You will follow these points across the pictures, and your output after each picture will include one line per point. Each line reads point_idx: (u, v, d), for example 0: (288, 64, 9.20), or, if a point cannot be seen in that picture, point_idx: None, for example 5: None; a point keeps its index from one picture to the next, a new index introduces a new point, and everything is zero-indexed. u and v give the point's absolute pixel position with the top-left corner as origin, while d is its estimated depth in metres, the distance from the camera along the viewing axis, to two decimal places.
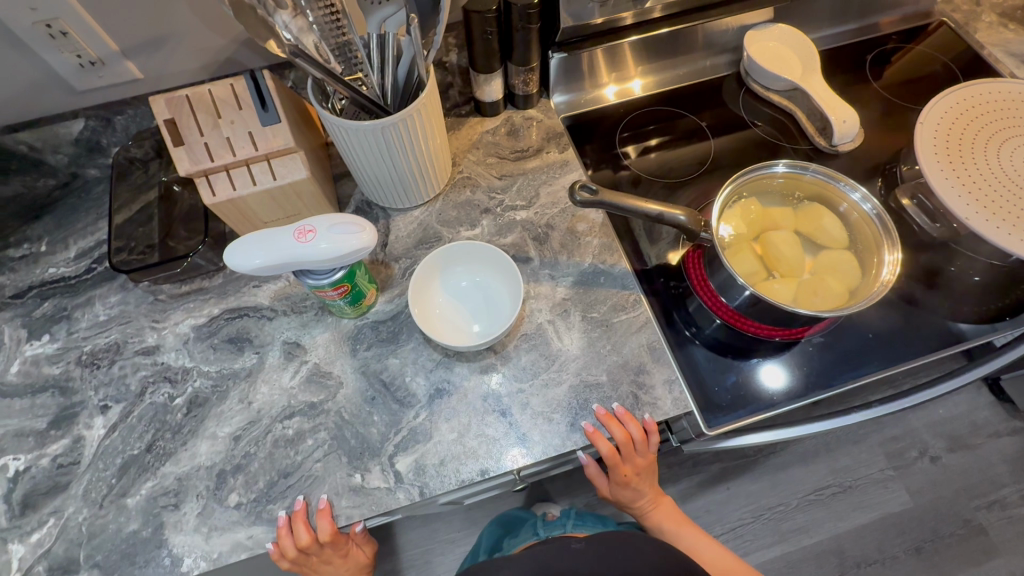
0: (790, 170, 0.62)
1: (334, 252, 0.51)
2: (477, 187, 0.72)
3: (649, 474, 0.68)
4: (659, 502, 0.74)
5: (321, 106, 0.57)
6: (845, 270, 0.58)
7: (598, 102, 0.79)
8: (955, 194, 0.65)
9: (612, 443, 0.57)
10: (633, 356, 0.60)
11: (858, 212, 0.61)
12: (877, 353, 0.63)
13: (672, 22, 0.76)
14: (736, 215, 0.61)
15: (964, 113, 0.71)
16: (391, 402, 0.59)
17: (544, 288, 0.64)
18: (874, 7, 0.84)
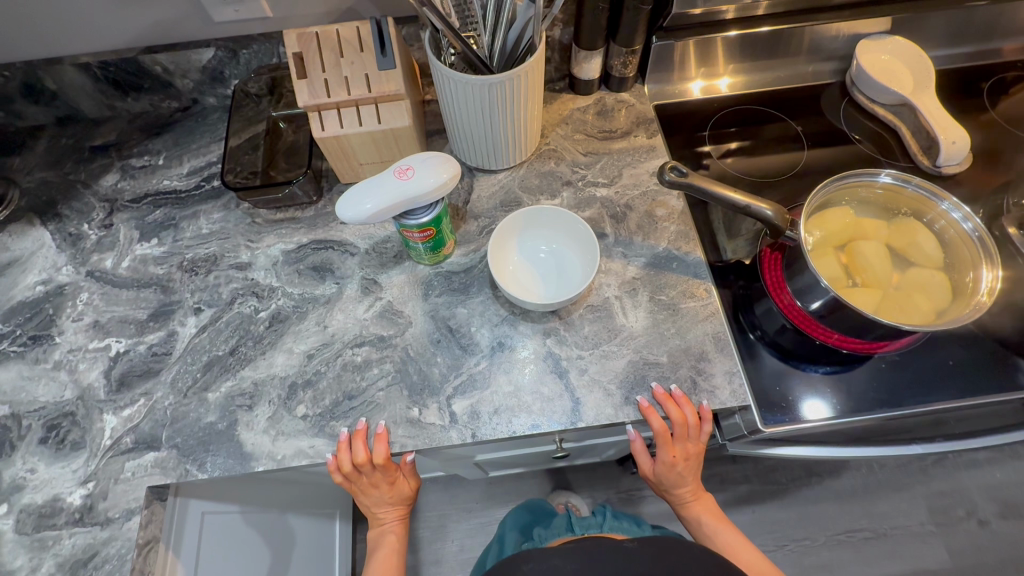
0: (892, 181, 0.60)
1: (435, 181, 0.54)
2: (562, 160, 0.73)
3: (692, 464, 0.68)
4: (698, 495, 0.74)
5: (434, 57, 0.60)
6: (934, 289, 0.56)
7: (682, 95, 0.79)
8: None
9: (660, 422, 0.58)
10: (697, 342, 0.60)
11: (956, 230, 0.58)
12: (952, 382, 0.60)
13: (776, 22, 0.75)
14: (828, 220, 0.60)
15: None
16: (455, 346, 0.61)
17: (616, 265, 0.65)
18: (1003, 32, 0.79)
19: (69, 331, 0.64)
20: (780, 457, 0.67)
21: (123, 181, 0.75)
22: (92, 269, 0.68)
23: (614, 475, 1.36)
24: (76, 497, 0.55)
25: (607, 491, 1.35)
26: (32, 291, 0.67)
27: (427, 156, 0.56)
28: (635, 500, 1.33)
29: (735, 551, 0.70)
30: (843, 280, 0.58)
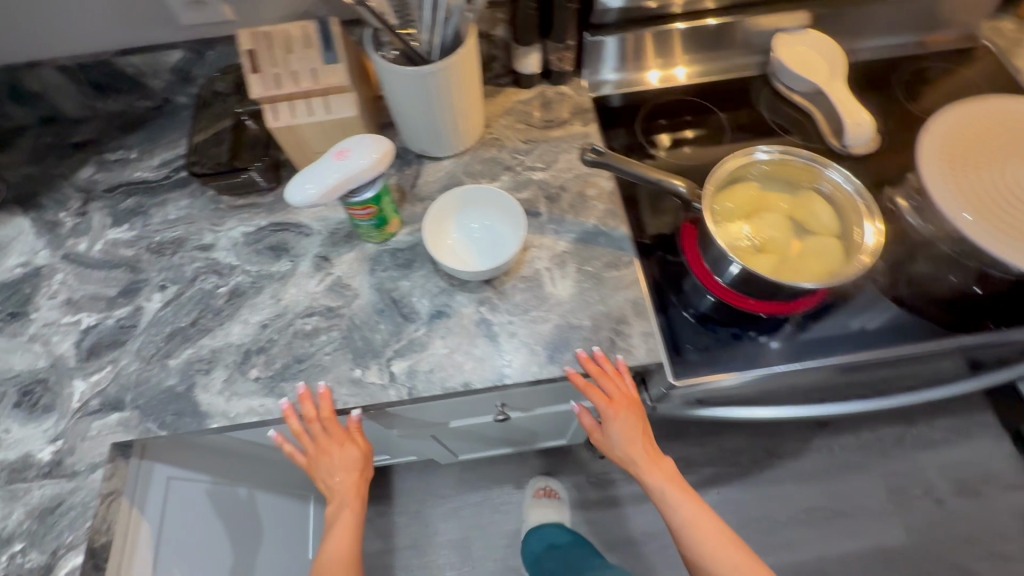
0: (786, 155, 0.65)
1: (369, 159, 0.61)
2: (503, 147, 0.79)
3: (636, 422, 0.67)
4: (655, 463, 0.68)
5: (375, 53, 0.66)
6: (825, 247, 0.62)
7: (639, 84, 0.85)
8: (959, 215, 0.63)
9: (591, 376, 0.63)
10: (617, 307, 0.65)
11: (841, 192, 0.65)
12: (852, 339, 0.65)
13: (719, 14, 0.82)
14: (727, 196, 0.66)
15: (982, 120, 0.68)
16: (397, 315, 0.67)
17: (548, 240, 0.71)
18: (913, 26, 0.86)
19: (44, 308, 0.70)
20: (710, 420, 0.71)
21: (98, 174, 0.81)
22: (67, 253, 0.74)
23: (585, 461, 1.41)
24: (47, 453, 0.61)
25: (577, 476, 1.39)
26: (11, 273, 0.73)
27: (365, 136, 0.62)
28: (604, 484, 1.38)
29: (694, 518, 0.67)
30: (746, 248, 0.63)
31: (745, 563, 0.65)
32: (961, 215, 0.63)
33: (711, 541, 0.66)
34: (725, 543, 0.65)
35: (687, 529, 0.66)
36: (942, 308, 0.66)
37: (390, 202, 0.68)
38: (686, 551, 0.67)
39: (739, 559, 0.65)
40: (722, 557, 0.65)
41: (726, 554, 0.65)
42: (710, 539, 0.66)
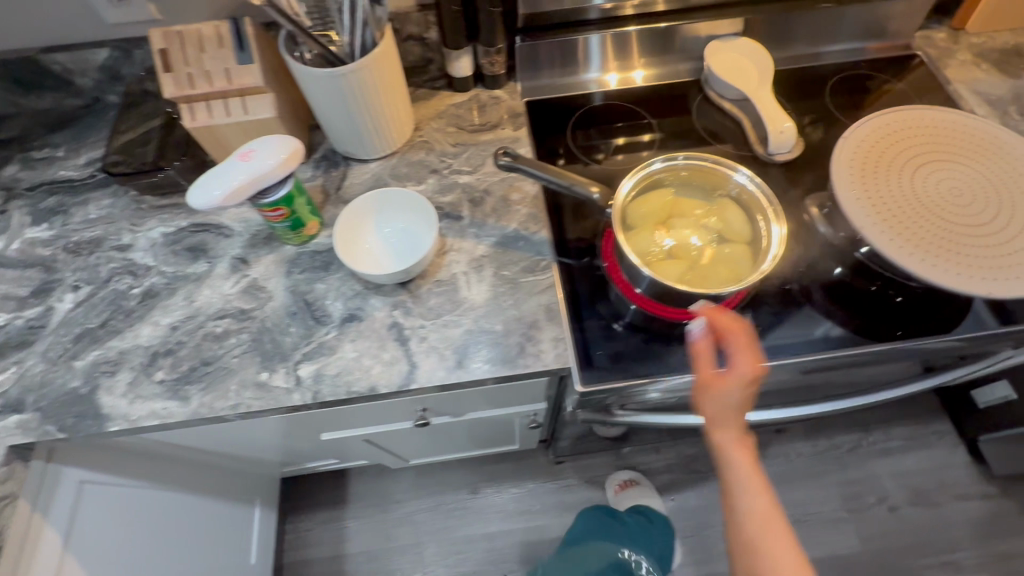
0: (695, 162, 0.66)
1: (276, 159, 0.60)
2: (432, 151, 0.79)
3: (733, 417, 0.54)
4: (746, 471, 0.55)
5: (287, 53, 0.65)
6: (735, 251, 0.63)
7: (599, 86, 0.85)
8: (874, 227, 0.60)
9: (708, 349, 0.54)
10: (530, 312, 0.65)
11: (748, 194, 0.65)
12: (763, 345, 0.64)
13: (673, 17, 0.82)
14: (640, 205, 0.66)
15: (891, 131, 0.67)
16: (309, 318, 0.66)
17: (467, 244, 0.70)
18: (848, 34, 0.86)
19: None
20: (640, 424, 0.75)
21: (23, 172, 0.80)
22: None
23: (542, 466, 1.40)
24: None
25: (534, 481, 1.38)
26: None
27: (274, 137, 0.62)
28: (560, 490, 1.37)
29: (755, 549, 0.54)
30: (658, 254, 0.63)
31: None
32: (875, 227, 0.60)
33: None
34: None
35: (754, 554, 0.53)
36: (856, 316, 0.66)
37: (305, 202, 0.68)
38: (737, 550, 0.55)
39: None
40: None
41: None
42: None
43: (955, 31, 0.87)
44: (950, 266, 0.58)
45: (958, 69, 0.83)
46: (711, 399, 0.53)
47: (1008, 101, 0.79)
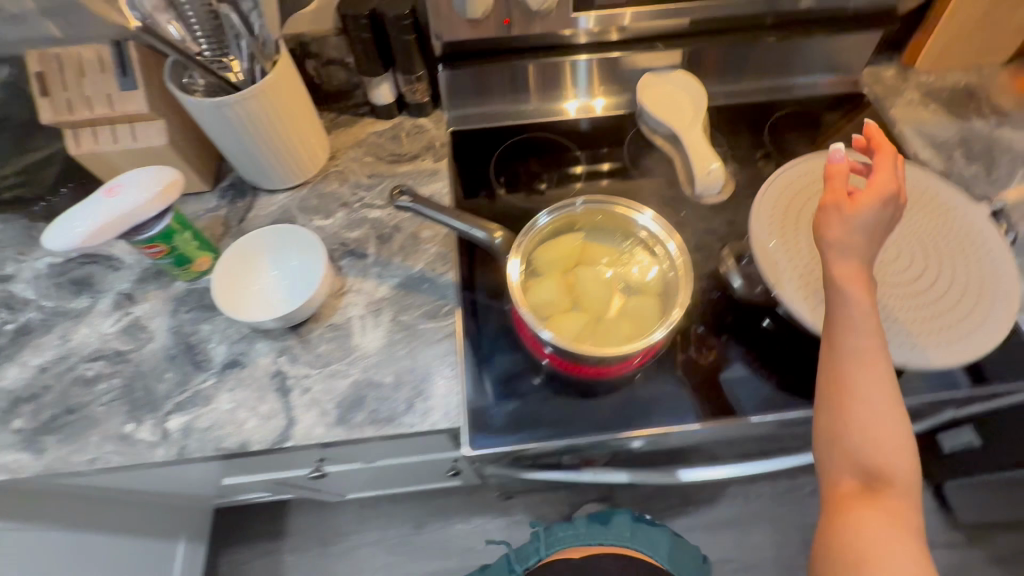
0: (608, 206, 0.62)
1: (145, 193, 0.56)
2: (345, 181, 0.74)
3: (860, 258, 0.46)
4: (873, 329, 0.45)
5: (171, 82, 0.61)
6: (644, 303, 0.59)
7: (556, 115, 0.81)
8: (792, 288, 0.56)
9: (845, 176, 0.48)
10: (424, 363, 0.60)
11: (654, 240, 0.61)
12: (670, 405, 0.59)
13: (631, 47, 0.76)
14: (546, 252, 0.61)
15: (814, 178, 0.63)
16: (189, 362, 0.61)
17: (368, 284, 0.66)
18: (793, 69, 0.82)
19: None
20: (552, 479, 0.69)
21: None
22: None
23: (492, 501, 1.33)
24: None
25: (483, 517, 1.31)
26: None
27: (153, 168, 0.58)
28: (510, 527, 1.30)
29: (863, 447, 0.44)
30: (562, 306, 0.59)
31: (858, 545, 0.43)
32: (794, 288, 0.56)
33: (897, 506, 0.43)
34: (876, 458, 0.44)
35: (840, 398, 0.45)
36: (780, 373, 0.62)
37: (190, 238, 0.63)
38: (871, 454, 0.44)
39: (873, 567, 0.41)
40: (847, 455, 0.45)
41: (890, 564, 0.41)
42: (892, 505, 0.43)
43: (904, 69, 0.83)
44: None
45: (905, 108, 0.79)
46: (832, 229, 0.46)
47: (954, 144, 0.75)
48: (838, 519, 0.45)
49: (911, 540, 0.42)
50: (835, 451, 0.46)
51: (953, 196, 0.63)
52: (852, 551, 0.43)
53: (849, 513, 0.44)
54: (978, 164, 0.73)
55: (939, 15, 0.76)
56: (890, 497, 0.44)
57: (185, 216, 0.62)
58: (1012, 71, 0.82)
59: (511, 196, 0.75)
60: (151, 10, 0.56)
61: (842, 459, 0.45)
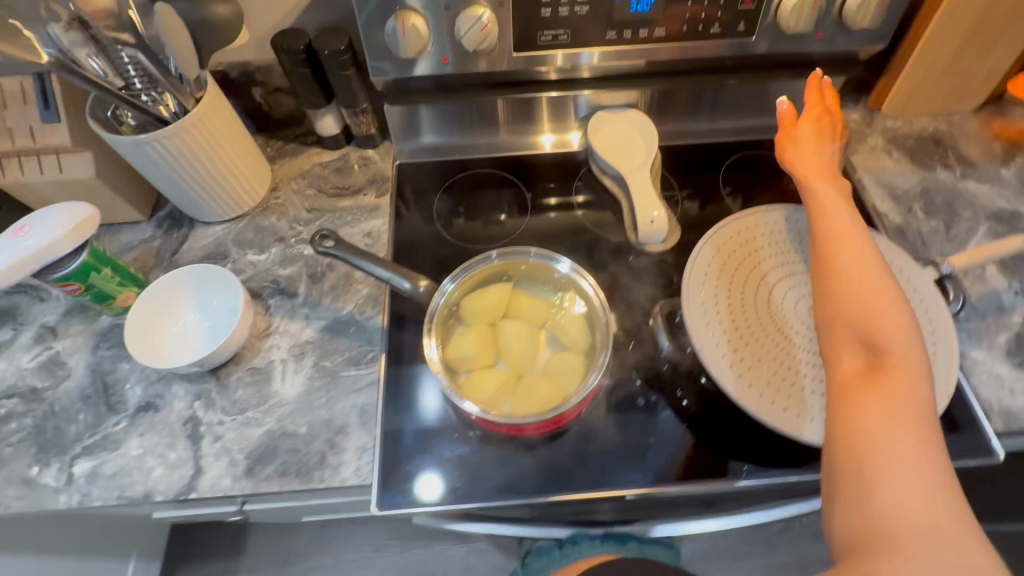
0: (537, 258, 0.61)
1: (52, 230, 0.55)
2: (284, 215, 0.73)
3: (813, 158, 0.57)
4: (840, 215, 0.52)
5: (92, 117, 0.59)
6: (566, 358, 0.57)
7: (533, 149, 0.79)
8: (724, 355, 0.56)
9: (795, 115, 0.60)
10: (341, 414, 0.58)
11: (578, 290, 0.60)
12: (593, 469, 0.56)
13: (599, 85, 0.73)
14: (471, 305, 0.59)
15: (755, 237, 0.63)
16: (102, 404, 0.60)
17: (294, 326, 0.64)
18: (754, 110, 0.79)
19: None
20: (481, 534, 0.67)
21: None
22: None
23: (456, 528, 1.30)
24: None
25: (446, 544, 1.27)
26: None
27: (70, 205, 0.57)
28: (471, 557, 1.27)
29: (856, 328, 0.45)
30: (484, 362, 0.57)
31: (858, 438, 0.39)
32: (721, 353, 0.56)
33: (901, 389, 0.41)
34: (874, 336, 0.44)
35: (835, 286, 0.48)
36: (724, 430, 0.58)
37: (111, 275, 0.61)
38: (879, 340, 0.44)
39: (876, 455, 0.38)
40: (841, 338, 0.46)
41: (892, 457, 0.38)
42: (897, 387, 0.41)
43: (870, 113, 0.81)
44: (794, 403, 0.54)
45: (867, 155, 0.76)
46: (786, 149, 0.59)
47: (915, 196, 0.72)
48: (838, 409, 0.42)
49: (918, 430, 0.39)
50: (834, 334, 0.46)
51: (902, 259, 0.61)
52: (854, 438, 0.40)
53: (847, 397, 0.42)
54: (938, 219, 0.70)
55: (902, 62, 0.74)
56: (892, 374, 0.42)
57: (105, 252, 0.60)
58: (982, 119, 0.79)
59: (470, 224, 0.74)
60: (70, 46, 0.54)
61: (841, 346, 0.45)
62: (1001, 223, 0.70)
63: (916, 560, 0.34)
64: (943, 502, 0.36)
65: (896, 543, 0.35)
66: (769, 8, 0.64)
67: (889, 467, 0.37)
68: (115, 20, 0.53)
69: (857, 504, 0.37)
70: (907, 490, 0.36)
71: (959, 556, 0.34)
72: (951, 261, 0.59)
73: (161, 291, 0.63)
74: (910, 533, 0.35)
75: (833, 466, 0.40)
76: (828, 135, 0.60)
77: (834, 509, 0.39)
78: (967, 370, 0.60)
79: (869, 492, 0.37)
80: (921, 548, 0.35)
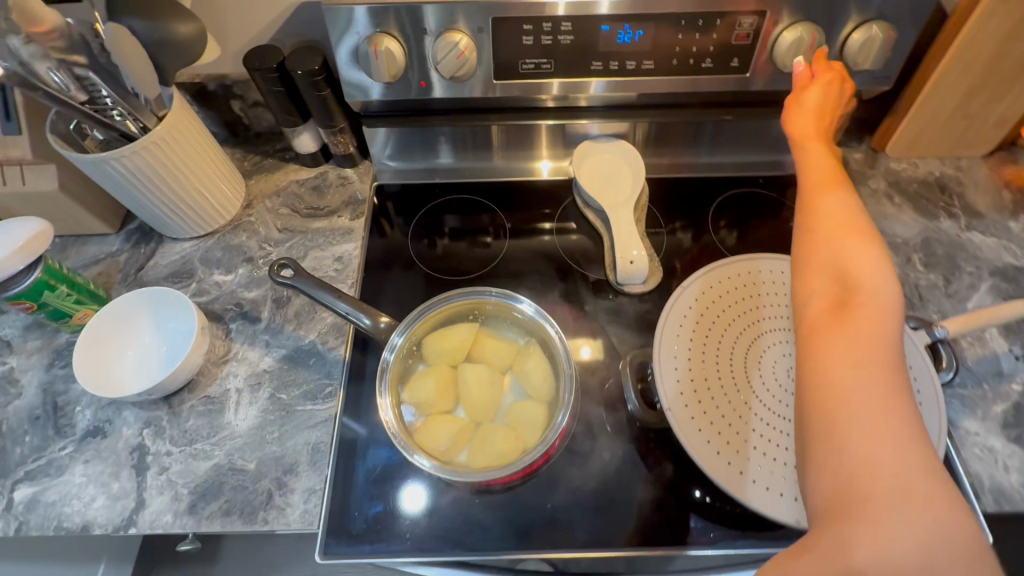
0: (501, 298, 0.58)
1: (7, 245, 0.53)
2: (254, 234, 0.70)
3: (813, 118, 0.50)
4: (827, 167, 0.45)
5: (51, 131, 0.57)
6: (527, 405, 0.54)
7: (529, 174, 0.76)
8: (692, 411, 0.53)
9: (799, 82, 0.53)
10: (292, 452, 0.56)
11: (541, 332, 0.57)
12: (550, 526, 0.53)
13: (595, 116, 0.71)
14: (433, 346, 0.57)
15: (737, 289, 0.59)
16: (51, 427, 0.58)
17: (253, 354, 0.62)
18: (750, 145, 0.76)
19: None
20: None
21: None
22: None
23: None
24: None
25: None
26: None
27: (25, 221, 0.55)
28: None
29: (825, 262, 0.38)
30: (440, 407, 0.54)
31: (827, 392, 0.33)
32: (689, 413, 0.52)
33: (870, 328, 0.34)
34: (846, 270, 0.37)
35: (805, 219, 0.42)
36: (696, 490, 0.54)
37: (66, 294, 0.59)
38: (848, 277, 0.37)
39: (845, 411, 0.32)
40: (809, 275, 0.38)
41: (864, 411, 0.32)
42: (867, 329, 0.34)
43: (873, 154, 0.77)
44: (760, 473, 0.50)
45: (866, 199, 0.73)
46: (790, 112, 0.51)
47: (914, 246, 0.69)
48: (806, 356, 0.36)
49: (889, 375, 0.33)
50: (804, 271, 0.39)
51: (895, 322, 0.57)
52: (822, 392, 0.33)
53: (812, 344, 0.35)
54: (938, 272, 0.66)
55: (909, 103, 0.70)
56: (864, 312, 0.35)
57: (61, 269, 0.58)
58: (993, 166, 0.75)
59: (454, 245, 0.71)
60: (29, 58, 0.50)
61: (809, 283, 0.38)
62: (1005, 280, 0.66)
63: (887, 524, 0.29)
64: (916, 456, 0.31)
65: (864, 507, 0.30)
66: (764, 45, 0.61)
67: (859, 424, 0.32)
68: (66, 41, 0.51)
69: (824, 465, 0.32)
70: (878, 448, 0.31)
71: (933, 513, 0.30)
72: (944, 325, 0.56)
73: (114, 317, 0.60)
74: (883, 494, 0.30)
75: (801, 424, 0.34)
76: (834, 104, 0.52)
77: (804, 475, 0.34)
78: (958, 441, 0.56)
79: (835, 453, 0.32)
80: (893, 507, 0.30)
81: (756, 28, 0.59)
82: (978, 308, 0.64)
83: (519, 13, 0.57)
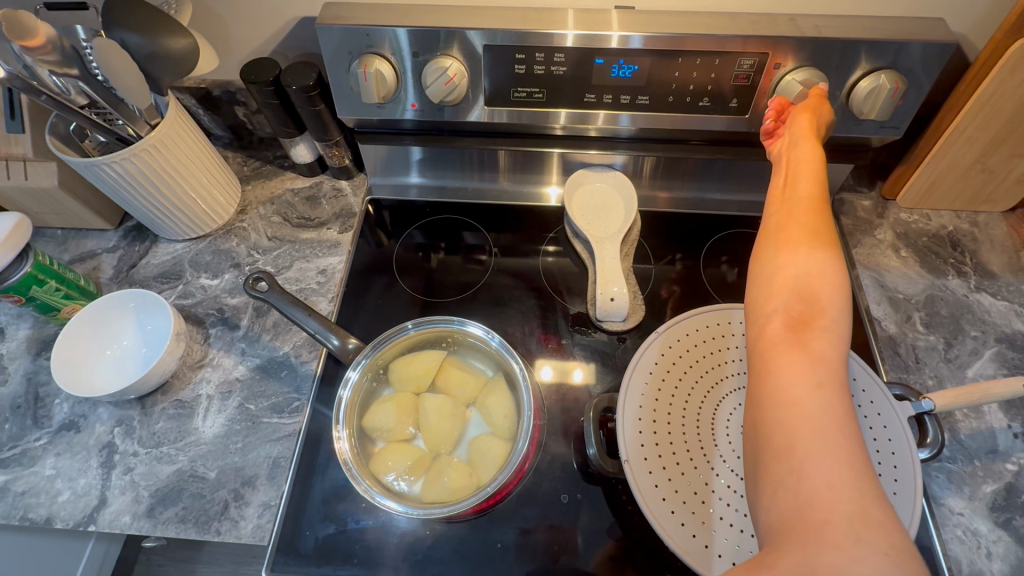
0: (468, 328, 0.58)
1: None
2: (244, 240, 0.71)
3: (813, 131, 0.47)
4: (809, 170, 0.42)
5: (54, 137, 0.59)
6: (484, 440, 0.54)
7: (535, 200, 0.76)
8: (648, 462, 0.52)
9: (791, 106, 0.54)
10: (253, 464, 0.56)
11: (507, 366, 0.57)
12: (497, 566, 0.52)
13: (599, 146, 0.69)
14: (398, 370, 0.58)
15: (709, 340, 0.59)
16: (29, 417, 0.60)
17: (228, 361, 0.63)
18: (752, 184, 0.73)
19: None
20: None
21: None
22: None
23: None
24: None
25: None
26: None
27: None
28: None
29: (792, 272, 0.36)
30: (396, 433, 0.55)
31: (788, 412, 0.32)
32: (646, 465, 0.52)
33: (827, 350, 0.33)
34: (811, 284, 0.35)
35: (774, 223, 0.40)
36: (650, 544, 0.53)
37: (54, 289, 0.60)
38: (813, 282, 0.36)
39: (803, 433, 0.31)
40: (773, 286, 0.37)
41: (822, 435, 0.31)
42: (826, 350, 0.33)
43: (884, 202, 0.73)
44: (713, 536, 0.49)
45: (869, 250, 0.69)
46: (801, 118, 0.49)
47: (917, 303, 0.65)
48: (759, 372, 0.34)
49: (844, 400, 0.32)
50: (767, 281, 0.37)
51: (877, 388, 0.54)
52: (781, 413, 0.32)
53: (770, 362, 0.34)
54: (940, 335, 0.63)
55: (921, 154, 0.67)
56: (822, 331, 0.34)
57: (51, 266, 0.60)
58: (1013, 223, 0.70)
59: (449, 258, 0.71)
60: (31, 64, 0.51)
61: (770, 296, 0.36)
62: (1012, 348, 0.61)
63: (845, 549, 0.28)
64: (864, 479, 0.30)
65: (826, 531, 0.28)
66: (765, 88, 0.59)
67: (816, 446, 0.30)
68: (60, 54, 0.51)
69: (783, 485, 0.30)
70: (835, 472, 0.30)
71: (886, 537, 0.28)
72: (931, 398, 0.53)
73: (93, 313, 0.62)
74: (840, 518, 0.29)
75: (756, 441, 0.33)
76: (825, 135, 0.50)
77: (758, 492, 0.32)
78: (938, 519, 0.52)
79: (793, 475, 0.30)
80: (849, 534, 0.28)
81: (756, 70, 0.57)
82: (979, 377, 0.60)
83: (511, 42, 0.56)
